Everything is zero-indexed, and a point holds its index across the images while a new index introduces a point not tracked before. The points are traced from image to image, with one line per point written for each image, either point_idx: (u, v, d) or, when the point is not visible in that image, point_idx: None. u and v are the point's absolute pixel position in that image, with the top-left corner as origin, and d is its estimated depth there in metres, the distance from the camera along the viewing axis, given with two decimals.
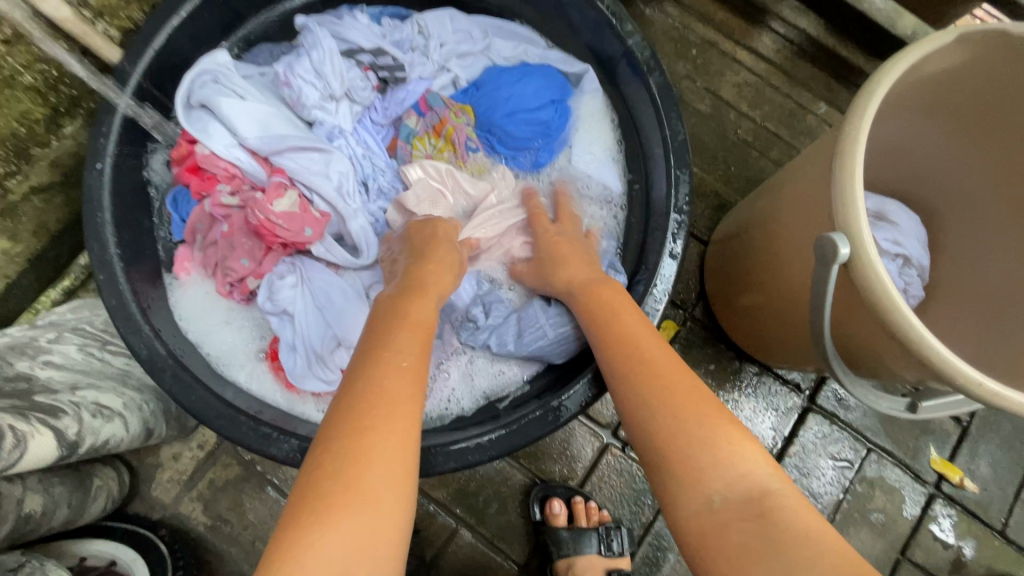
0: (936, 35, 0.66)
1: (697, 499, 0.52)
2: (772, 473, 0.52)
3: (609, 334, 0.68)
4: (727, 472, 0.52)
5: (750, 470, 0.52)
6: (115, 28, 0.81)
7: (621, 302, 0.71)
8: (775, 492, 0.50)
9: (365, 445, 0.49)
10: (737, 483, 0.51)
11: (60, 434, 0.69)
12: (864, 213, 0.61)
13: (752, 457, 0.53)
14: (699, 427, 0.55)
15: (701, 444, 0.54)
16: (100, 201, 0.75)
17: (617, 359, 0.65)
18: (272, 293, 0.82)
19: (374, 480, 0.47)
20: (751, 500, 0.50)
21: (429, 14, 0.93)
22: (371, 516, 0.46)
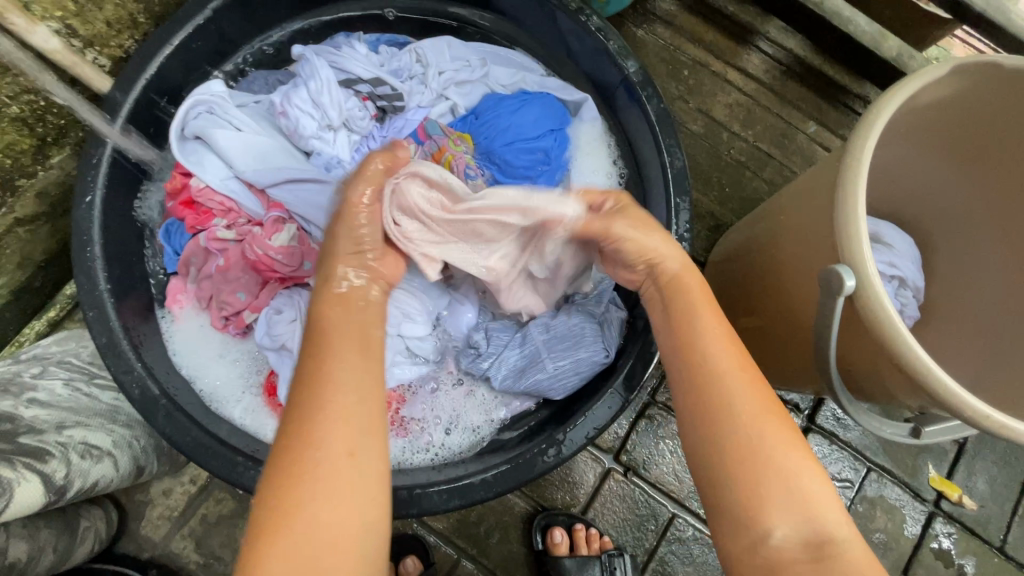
0: (930, 69, 0.67)
1: (755, 533, 0.49)
2: (843, 520, 0.49)
3: (691, 342, 0.59)
4: (801, 511, 0.49)
5: (822, 502, 0.49)
6: (106, 57, 0.80)
7: (700, 302, 0.62)
8: (842, 536, 0.48)
9: (318, 441, 0.47)
10: (802, 522, 0.48)
11: (48, 479, 0.66)
12: (869, 246, 0.62)
13: (822, 487, 0.50)
14: (774, 450, 0.51)
15: (785, 485, 0.50)
16: (90, 235, 0.73)
17: (688, 355, 0.58)
18: (269, 328, 0.79)
19: (331, 474, 0.46)
20: (818, 541, 0.48)
21: (426, 43, 0.93)
22: (339, 509, 0.45)
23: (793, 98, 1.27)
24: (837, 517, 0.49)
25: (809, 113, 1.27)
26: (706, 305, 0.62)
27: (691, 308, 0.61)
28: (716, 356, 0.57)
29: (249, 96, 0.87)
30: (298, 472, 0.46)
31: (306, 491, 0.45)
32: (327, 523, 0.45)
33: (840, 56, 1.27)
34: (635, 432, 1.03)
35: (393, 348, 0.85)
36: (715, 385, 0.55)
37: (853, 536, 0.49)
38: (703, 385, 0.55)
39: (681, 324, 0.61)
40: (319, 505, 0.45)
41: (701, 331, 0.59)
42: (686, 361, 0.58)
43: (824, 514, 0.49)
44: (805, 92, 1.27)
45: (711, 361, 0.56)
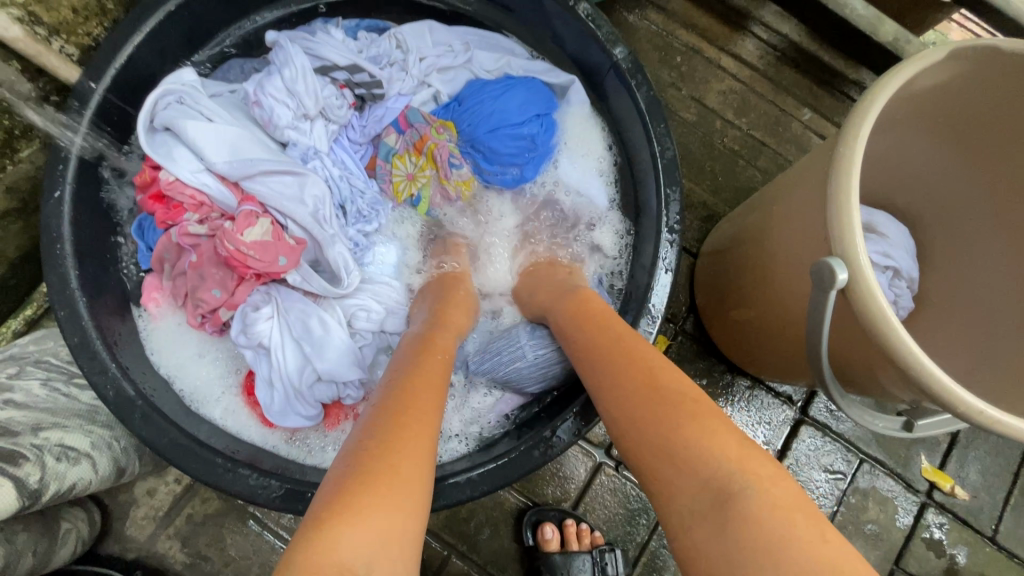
0: (927, 52, 0.65)
1: (675, 513, 0.48)
2: (736, 463, 0.47)
3: (598, 347, 0.64)
4: (702, 471, 0.48)
5: (714, 456, 0.48)
6: (73, 46, 0.76)
7: (604, 316, 0.68)
8: (742, 487, 0.46)
9: (413, 446, 0.50)
10: (703, 485, 0.47)
11: (21, 483, 0.64)
12: (862, 237, 0.60)
13: (720, 441, 0.49)
14: (671, 419, 0.52)
15: (682, 444, 0.50)
16: (60, 232, 0.71)
17: (598, 349, 0.64)
18: (245, 326, 0.78)
19: (415, 480, 0.48)
20: (718, 496, 0.46)
21: (406, 28, 0.90)
22: (410, 511, 0.46)
23: (787, 85, 1.24)
24: (729, 465, 0.47)
25: (803, 100, 1.24)
26: (603, 317, 0.68)
27: (594, 322, 0.68)
28: (633, 351, 0.61)
29: (224, 86, 0.85)
30: (391, 463, 0.48)
31: (386, 488, 0.46)
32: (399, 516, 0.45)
33: (835, 41, 1.24)
34: None
35: (375, 345, 0.85)
36: (634, 369, 0.58)
37: (758, 487, 0.45)
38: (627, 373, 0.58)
39: (582, 338, 0.66)
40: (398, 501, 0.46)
41: (609, 336, 0.64)
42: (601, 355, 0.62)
43: (715, 465, 0.48)
44: (799, 78, 1.25)
45: (650, 358, 0.59)
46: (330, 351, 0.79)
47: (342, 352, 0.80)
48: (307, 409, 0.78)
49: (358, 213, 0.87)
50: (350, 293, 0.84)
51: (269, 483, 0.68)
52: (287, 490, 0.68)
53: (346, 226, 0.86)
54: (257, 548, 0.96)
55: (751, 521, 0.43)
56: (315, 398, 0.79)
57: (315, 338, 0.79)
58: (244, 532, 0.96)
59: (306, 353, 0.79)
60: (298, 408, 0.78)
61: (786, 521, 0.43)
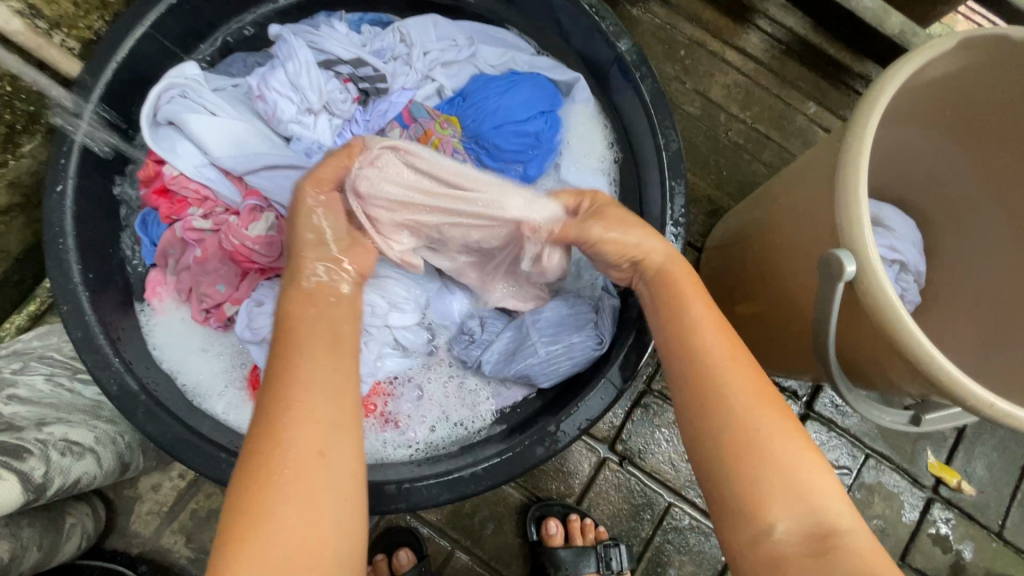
0: (937, 41, 0.64)
1: (756, 524, 0.49)
2: (845, 510, 0.49)
3: (680, 344, 0.58)
4: (803, 501, 0.48)
5: (817, 492, 0.49)
6: (74, 39, 0.76)
7: (696, 295, 0.61)
8: (846, 526, 0.47)
9: (283, 445, 0.47)
10: (801, 515, 0.48)
11: (26, 477, 0.64)
12: (871, 229, 0.59)
13: (821, 478, 0.50)
14: (771, 438, 0.51)
15: (784, 469, 0.49)
16: (63, 226, 0.71)
17: (680, 346, 0.58)
18: (249, 322, 0.77)
19: (297, 479, 0.46)
20: (823, 533, 0.47)
21: (411, 22, 0.89)
22: (305, 512, 0.45)
23: (792, 78, 1.23)
24: (839, 506, 0.49)
25: (808, 93, 1.23)
26: (696, 295, 0.61)
27: (679, 303, 0.61)
28: (715, 351, 0.56)
29: (227, 80, 0.84)
30: (267, 473, 0.46)
31: (273, 492, 0.45)
32: (288, 522, 0.44)
33: (841, 33, 1.22)
34: (631, 421, 1.02)
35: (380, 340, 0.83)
36: (709, 374, 0.54)
37: (858, 529, 0.48)
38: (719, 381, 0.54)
39: (667, 322, 0.60)
40: (288, 503, 0.45)
41: (692, 324, 0.59)
42: (686, 348, 0.57)
43: (823, 502, 0.48)
44: (804, 71, 1.24)
45: (713, 360, 0.55)
46: None
47: None
48: None
49: None
50: None
51: None
52: None
53: None
54: None
55: (851, 558, 0.45)
56: None
57: None
58: None
59: None
60: None
61: (877, 562, 0.45)
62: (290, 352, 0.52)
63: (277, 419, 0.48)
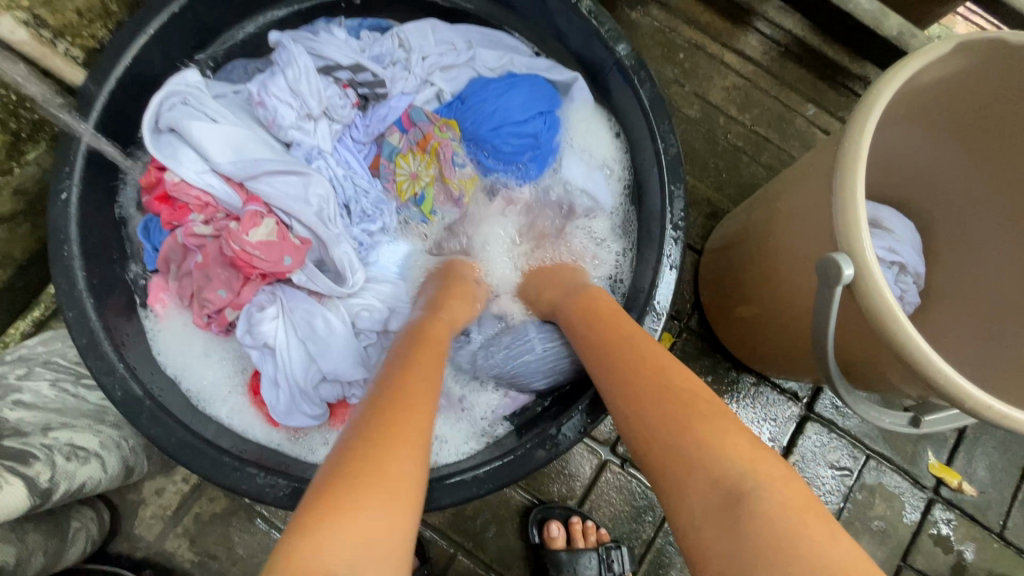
0: (933, 46, 0.64)
1: (679, 511, 0.48)
2: (755, 470, 0.46)
3: (602, 353, 0.64)
4: (716, 472, 0.47)
5: (726, 458, 0.48)
6: (78, 48, 0.77)
7: (616, 316, 0.68)
8: (759, 489, 0.45)
9: (400, 456, 0.48)
10: (712, 484, 0.47)
11: (32, 482, 0.64)
12: (869, 233, 0.60)
13: (734, 443, 0.49)
14: (695, 421, 0.51)
15: (704, 449, 0.49)
16: (67, 233, 0.71)
17: (599, 354, 0.64)
18: (250, 326, 0.78)
19: (396, 492, 0.46)
20: (730, 501, 0.45)
21: (409, 27, 0.90)
22: (404, 506, 0.46)
23: (791, 80, 1.24)
24: (747, 468, 0.46)
25: (807, 95, 1.24)
26: (611, 319, 0.67)
27: (600, 324, 0.68)
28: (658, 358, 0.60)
29: (227, 86, 0.85)
30: (377, 466, 0.47)
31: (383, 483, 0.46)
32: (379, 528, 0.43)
33: (839, 35, 1.23)
34: None
35: (379, 344, 0.85)
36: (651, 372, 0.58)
37: (777, 489, 0.45)
38: (634, 376, 0.58)
39: (604, 342, 0.65)
40: (390, 497, 0.45)
41: (618, 340, 0.64)
42: (619, 360, 0.61)
43: (731, 470, 0.47)
44: (803, 74, 1.24)
45: (630, 359, 0.60)
46: (337, 350, 0.80)
47: (348, 352, 0.80)
48: (313, 408, 0.79)
49: (363, 212, 0.87)
50: (355, 293, 0.84)
51: (276, 482, 0.69)
52: (296, 491, 0.69)
53: (350, 226, 0.86)
54: (265, 547, 0.96)
55: (767, 523, 0.43)
56: (320, 397, 0.79)
57: (322, 338, 0.80)
58: (252, 531, 0.97)
59: (312, 354, 0.79)
60: (304, 408, 0.78)
61: (791, 517, 0.43)
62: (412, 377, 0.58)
63: (396, 424, 0.51)
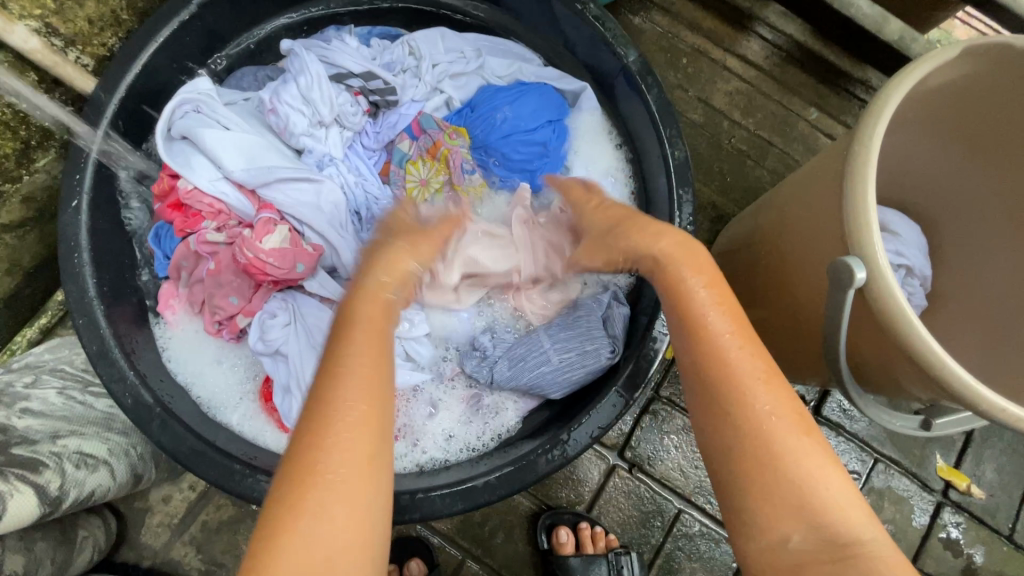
0: (941, 50, 0.65)
1: (768, 535, 0.46)
2: (868, 519, 0.46)
3: (700, 334, 0.52)
4: (822, 516, 0.45)
5: (839, 506, 0.46)
6: (88, 56, 0.76)
7: (707, 280, 0.56)
8: (868, 537, 0.45)
9: (332, 459, 0.44)
10: (820, 526, 0.45)
11: (42, 490, 0.64)
12: (881, 237, 0.60)
13: (843, 492, 0.47)
14: (789, 453, 0.47)
15: (798, 484, 0.46)
16: (77, 240, 0.71)
17: (693, 336, 0.53)
18: (263, 333, 0.78)
19: (348, 478, 0.44)
20: (837, 541, 0.45)
21: (419, 35, 0.91)
22: (354, 510, 0.43)
23: (793, 84, 1.24)
24: (859, 514, 0.46)
25: (810, 99, 1.24)
26: (709, 288, 0.55)
27: (691, 295, 0.55)
28: (734, 358, 0.51)
29: (239, 94, 0.86)
30: (309, 475, 0.44)
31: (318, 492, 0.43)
32: (332, 518, 0.42)
33: (842, 40, 1.24)
34: (639, 427, 1.02)
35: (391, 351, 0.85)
36: (725, 369, 0.50)
37: (884, 541, 0.45)
38: (730, 382, 0.50)
39: (685, 323, 0.54)
40: (334, 512, 0.43)
41: (712, 326, 0.52)
42: (708, 359, 0.51)
43: (843, 520, 0.45)
44: (805, 78, 1.25)
45: (735, 363, 0.51)
46: None
47: None
48: None
49: (372, 218, 0.86)
50: None
51: None
52: None
53: (360, 232, 0.85)
54: None
55: (879, 568, 0.43)
56: None
57: None
58: None
59: None
60: None
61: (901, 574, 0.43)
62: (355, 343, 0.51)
63: (328, 420, 0.46)
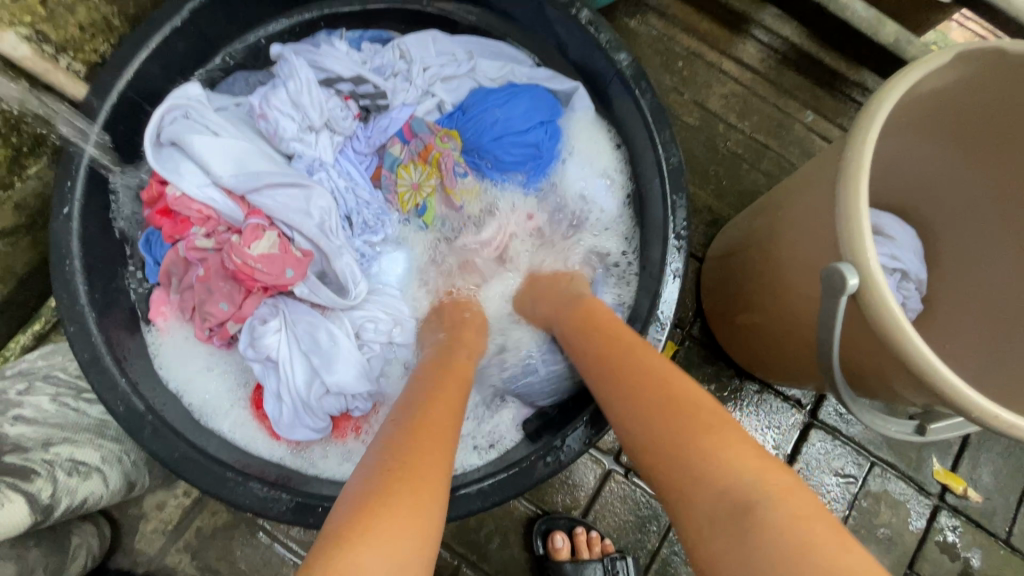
0: (933, 55, 0.64)
1: (686, 516, 0.47)
2: (760, 478, 0.45)
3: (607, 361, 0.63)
4: (715, 485, 0.46)
5: (732, 471, 0.46)
6: (80, 63, 0.77)
7: (615, 327, 0.67)
8: (761, 499, 0.43)
9: (413, 479, 0.47)
10: (720, 495, 0.45)
11: (33, 498, 0.64)
12: (872, 242, 0.60)
13: (742, 457, 0.47)
14: (675, 431, 0.51)
15: (693, 457, 0.48)
16: (69, 247, 0.71)
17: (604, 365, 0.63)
18: (253, 339, 0.78)
19: (416, 495, 0.46)
20: (737, 512, 0.43)
21: (410, 38, 0.90)
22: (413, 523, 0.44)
23: (789, 87, 1.24)
24: (759, 484, 0.45)
25: (805, 102, 1.24)
26: (621, 335, 0.66)
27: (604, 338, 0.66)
28: (647, 366, 0.59)
29: (229, 99, 0.86)
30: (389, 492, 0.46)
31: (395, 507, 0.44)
32: (422, 516, 0.45)
33: (837, 43, 1.24)
34: None
35: (382, 356, 0.84)
36: (635, 372, 0.59)
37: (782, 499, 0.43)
38: (637, 381, 0.58)
39: (600, 350, 0.65)
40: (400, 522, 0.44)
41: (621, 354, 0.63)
42: (615, 378, 0.61)
43: (739, 484, 0.45)
44: (801, 80, 1.25)
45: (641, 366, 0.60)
46: (339, 362, 0.79)
47: (351, 363, 0.80)
48: (317, 422, 0.78)
49: (364, 224, 0.87)
50: (358, 304, 0.84)
51: (279, 497, 0.68)
52: (296, 505, 0.68)
53: (352, 237, 0.87)
54: (266, 561, 0.95)
55: (773, 536, 0.41)
56: (325, 409, 0.79)
57: (324, 350, 0.79)
58: (254, 544, 0.96)
59: (316, 366, 0.79)
60: (306, 421, 0.78)
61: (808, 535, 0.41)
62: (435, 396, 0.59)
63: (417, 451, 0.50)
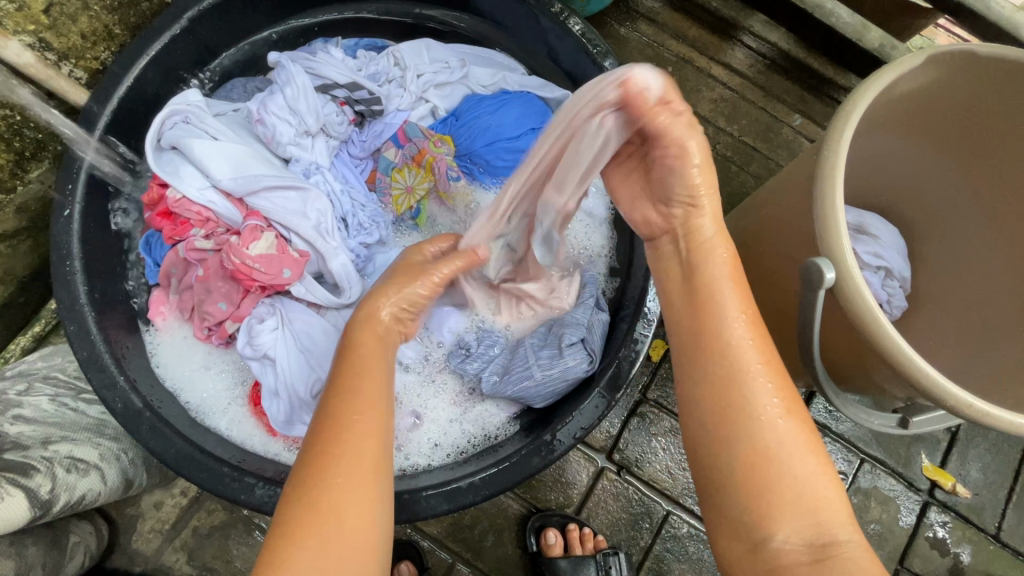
0: (905, 58, 0.67)
1: (758, 534, 0.47)
2: (848, 520, 0.46)
3: (701, 318, 0.53)
4: (805, 510, 0.46)
5: (823, 501, 0.46)
6: (81, 70, 0.79)
7: (734, 270, 0.54)
8: (844, 537, 0.45)
9: (347, 466, 0.48)
10: (807, 523, 0.46)
11: (32, 494, 0.65)
12: (848, 238, 0.62)
13: (825, 488, 0.47)
14: (782, 445, 0.48)
15: (784, 478, 0.47)
16: (69, 249, 0.73)
17: (694, 319, 0.54)
18: (251, 337, 0.80)
19: (358, 483, 0.48)
20: (821, 544, 0.45)
21: (404, 46, 0.93)
22: (357, 512, 0.47)
23: (777, 91, 1.27)
24: (842, 514, 0.46)
25: (793, 105, 1.27)
26: (733, 277, 0.54)
27: (711, 279, 0.54)
28: (739, 341, 0.51)
29: (228, 105, 0.88)
30: (319, 479, 0.47)
31: (329, 500, 0.46)
32: (355, 513, 0.46)
33: (824, 48, 1.26)
34: (627, 430, 1.03)
35: None
36: (730, 355, 0.51)
37: (860, 544, 0.45)
38: (732, 364, 0.50)
39: (703, 309, 0.53)
40: (347, 512, 0.46)
41: (723, 314, 0.52)
42: (712, 349, 0.52)
43: (825, 516, 0.46)
44: (789, 85, 1.27)
45: (739, 341, 0.51)
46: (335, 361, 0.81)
47: None
48: None
49: (360, 225, 0.89)
50: (353, 304, 0.85)
51: (275, 491, 0.70)
52: None
53: (348, 238, 0.88)
54: None
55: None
56: None
57: (320, 349, 0.81)
58: (250, 543, 0.97)
59: (311, 363, 0.80)
60: (303, 417, 0.79)
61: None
62: (352, 372, 0.56)
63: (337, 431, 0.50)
